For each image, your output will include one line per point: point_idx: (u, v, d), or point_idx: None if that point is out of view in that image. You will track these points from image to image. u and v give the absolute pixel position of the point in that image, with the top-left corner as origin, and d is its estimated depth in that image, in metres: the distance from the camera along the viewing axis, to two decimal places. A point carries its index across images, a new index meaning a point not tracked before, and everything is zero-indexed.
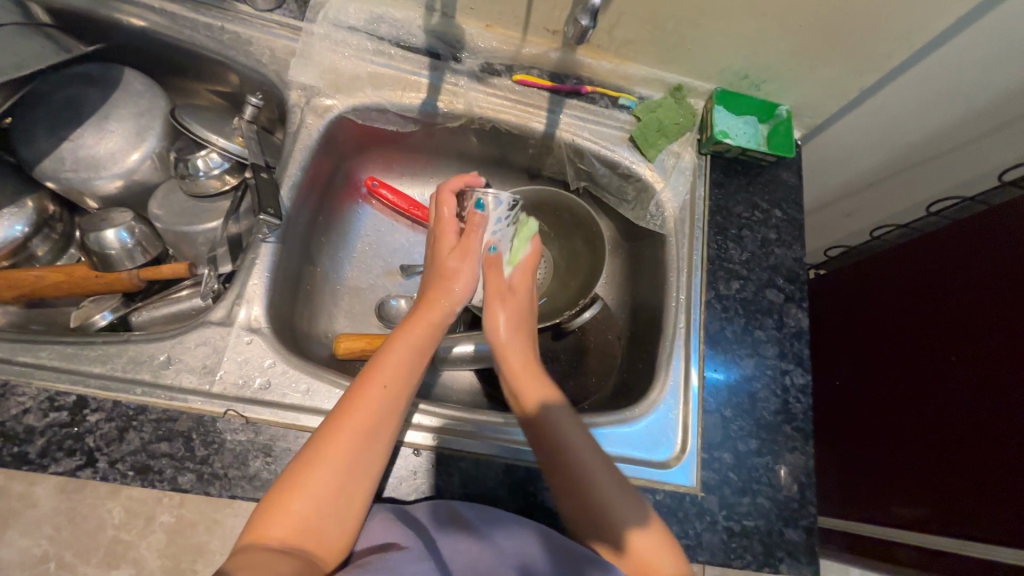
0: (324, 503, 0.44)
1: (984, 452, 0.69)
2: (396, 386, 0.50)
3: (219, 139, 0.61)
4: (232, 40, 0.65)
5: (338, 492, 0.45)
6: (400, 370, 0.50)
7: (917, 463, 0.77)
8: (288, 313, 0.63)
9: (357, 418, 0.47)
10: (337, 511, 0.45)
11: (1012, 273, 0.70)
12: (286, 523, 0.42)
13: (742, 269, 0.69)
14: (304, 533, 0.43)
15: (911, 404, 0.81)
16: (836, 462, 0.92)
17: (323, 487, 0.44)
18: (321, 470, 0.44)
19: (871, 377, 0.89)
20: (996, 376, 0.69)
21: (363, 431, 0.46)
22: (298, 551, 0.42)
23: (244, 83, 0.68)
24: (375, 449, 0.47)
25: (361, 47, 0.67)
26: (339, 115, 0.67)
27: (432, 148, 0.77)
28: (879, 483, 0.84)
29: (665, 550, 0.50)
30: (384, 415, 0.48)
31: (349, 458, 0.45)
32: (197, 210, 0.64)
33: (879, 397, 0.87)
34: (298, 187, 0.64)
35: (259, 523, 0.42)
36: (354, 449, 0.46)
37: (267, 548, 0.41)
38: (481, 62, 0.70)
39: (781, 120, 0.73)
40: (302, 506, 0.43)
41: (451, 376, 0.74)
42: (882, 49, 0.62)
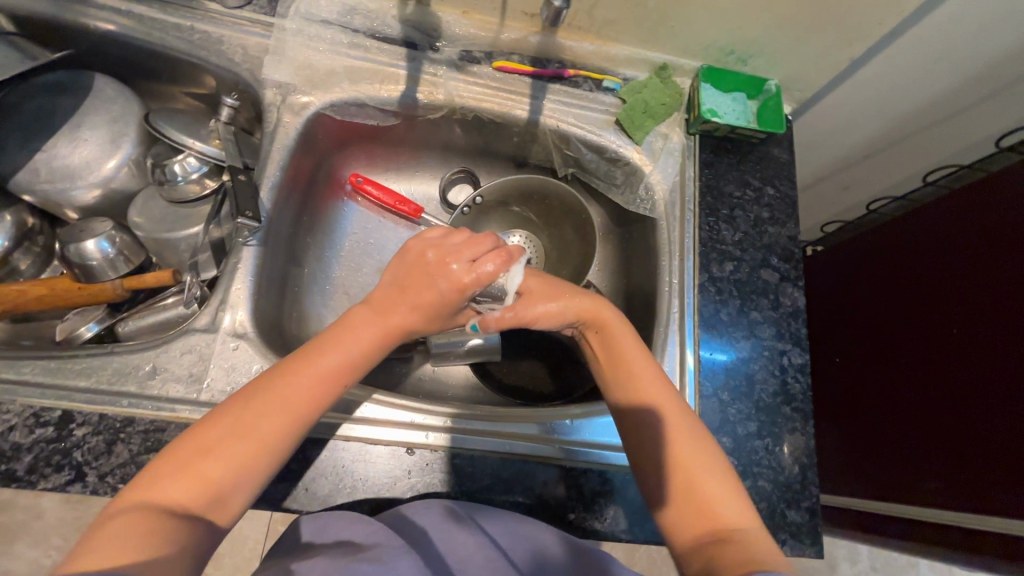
0: (237, 471, 0.42)
1: (990, 424, 0.68)
2: (335, 370, 0.47)
3: (196, 143, 0.61)
4: (203, 41, 0.63)
5: (249, 465, 0.42)
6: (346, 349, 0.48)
7: (923, 433, 0.77)
8: (275, 316, 0.63)
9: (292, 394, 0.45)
10: (240, 482, 0.42)
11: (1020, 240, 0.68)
12: (187, 483, 0.40)
13: (735, 250, 0.68)
14: (204, 496, 0.40)
15: (913, 375, 0.80)
16: (839, 441, 0.92)
17: (231, 452, 0.42)
18: (235, 436, 0.42)
19: (871, 353, 0.88)
20: (999, 348, 0.68)
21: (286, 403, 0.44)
22: (195, 514, 0.40)
23: (219, 84, 0.66)
24: (297, 433, 0.45)
25: (336, 40, 0.65)
26: (317, 112, 0.65)
27: (415, 141, 0.75)
28: (882, 461, 0.83)
29: (732, 502, 0.45)
30: (310, 394, 0.45)
31: (261, 433, 0.43)
32: (178, 216, 0.63)
33: (878, 374, 0.86)
34: (278, 189, 0.62)
35: (156, 480, 0.40)
36: (274, 422, 0.44)
37: (152, 512, 0.38)
38: (460, 50, 0.68)
39: (771, 95, 0.71)
40: (211, 469, 0.41)
41: (444, 371, 0.73)
42: (869, 17, 0.61)
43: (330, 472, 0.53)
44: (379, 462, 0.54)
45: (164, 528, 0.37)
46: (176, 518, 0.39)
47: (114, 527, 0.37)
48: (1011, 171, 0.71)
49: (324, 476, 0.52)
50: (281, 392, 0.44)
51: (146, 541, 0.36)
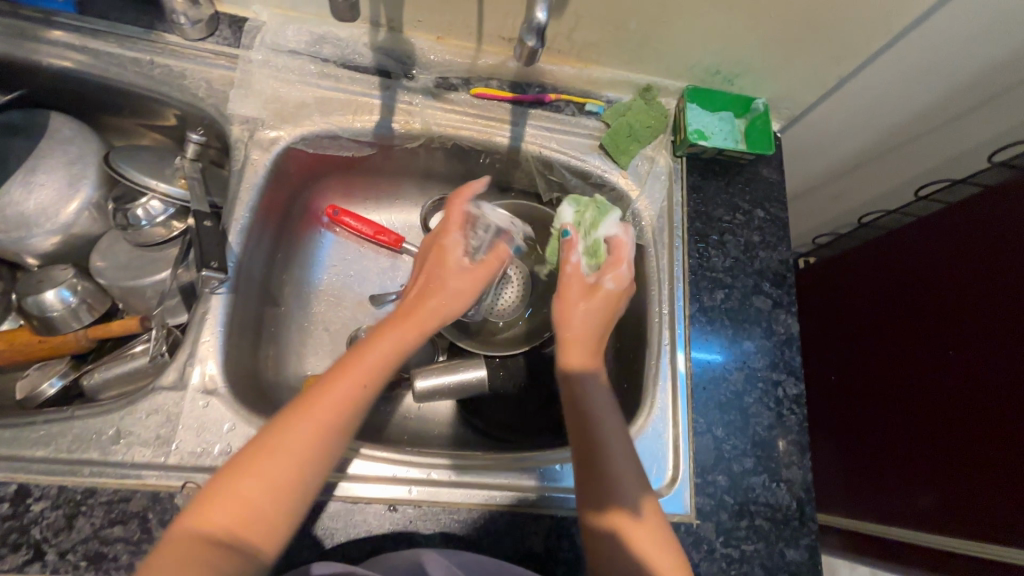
0: (277, 491, 0.39)
1: (987, 449, 0.67)
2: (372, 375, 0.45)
3: (159, 184, 0.58)
4: (165, 75, 0.60)
5: (293, 482, 0.40)
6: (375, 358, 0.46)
7: (920, 451, 0.75)
8: (249, 363, 0.60)
9: (325, 405, 0.43)
10: (285, 500, 0.40)
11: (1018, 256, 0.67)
12: (230, 508, 0.38)
13: (726, 277, 0.66)
14: (252, 514, 0.38)
15: (911, 392, 0.78)
16: (834, 458, 0.90)
17: (270, 472, 0.40)
18: (272, 454, 0.40)
19: (867, 370, 0.87)
20: (996, 372, 0.67)
21: (326, 413, 0.42)
22: (241, 536, 0.38)
23: (183, 119, 0.63)
24: (335, 445, 0.42)
25: (305, 71, 0.62)
26: (287, 147, 0.62)
27: (392, 169, 0.72)
28: (877, 481, 0.82)
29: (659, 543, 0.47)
30: (343, 406, 0.43)
31: (301, 447, 0.41)
32: (144, 260, 0.60)
33: (875, 391, 0.85)
34: (249, 231, 0.59)
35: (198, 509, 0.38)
36: (315, 432, 0.42)
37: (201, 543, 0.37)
38: (436, 77, 0.65)
39: (759, 114, 0.69)
40: (250, 491, 0.39)
41: (430, 408, 0.71)
42: (858, 37, 0.59)
43: (309, 535, 0.50)
44: (360, 521, 0.51)
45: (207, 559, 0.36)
46: (222, 544, 0.37)
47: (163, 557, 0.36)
48: (1006, 189, 0.70)
49: (302, 538, 0.50)
50: (317, 403, 0.43)
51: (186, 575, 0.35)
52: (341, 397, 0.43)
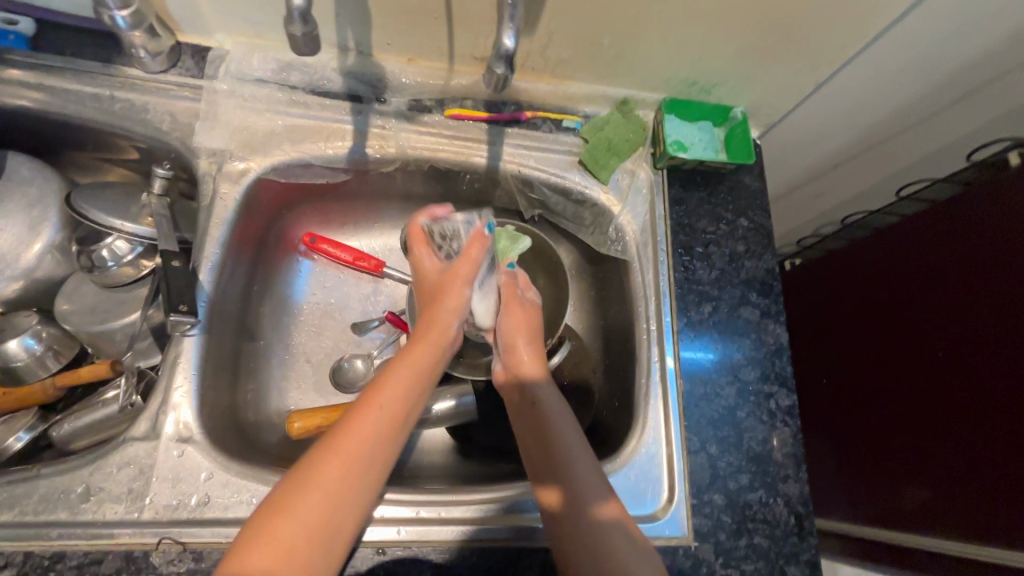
0: (314, 532, 0.38)
1: (986, 450, 0.66)
2: (398, 408, 0.45)
3: (124, 224, 0.55)
4: (126, 109, 0.57)
5: (332, 520, 0.39)
6: (401, 389, 0.46)
7: (919, 451, 0.74)
8: (227, 404, 0.58)
9: (359, 439, 0.42)
10: (325, 542, 0.39)
11: (1012, 251, 0.66)
12: (270, 557, 0.36)
13: (713, 289, 0.65)
14: (293, 558, 0.37)
15: (911, 391, 0.77)
16: (835, 463, 0.89)
17: (314, 509, 0.39)
18: (311, 493, 0.39)
19: (861, 371, 0.86)
20: (990, 371, 0.66)
21: (360, 448, 0.42)
22: None
23: (148, 154, 0.61)
24: (373, 478, 0.42)
25: (273, 99, 0.61)
26: (258, 178, 0.60)
27: (369, 194, 0.71)
28: (878, 485, 0.81)
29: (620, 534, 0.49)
30: (382, 440, 0.43)
31: (339, 482, 0.40)
32: (113, 301, 0.58)
33: (870, 392, 0.84)
34: (221, 268, 0.57)
35: (239, 556, 0.36)
36: (352, 467, 0.41)
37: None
38: (408, 100, 0.64)
39: (737, 122, 0.68)
40: (291, 530, 0.37)
41: (419, 437, 0.69)
42: (832, 43, 0.59)
43: None
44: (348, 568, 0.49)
45: None
46: None
47: None
48: (991, 186, 0.69)
49: None
50: (350, 437, 0.42)
51: None
52: (372, 429, 0.43)
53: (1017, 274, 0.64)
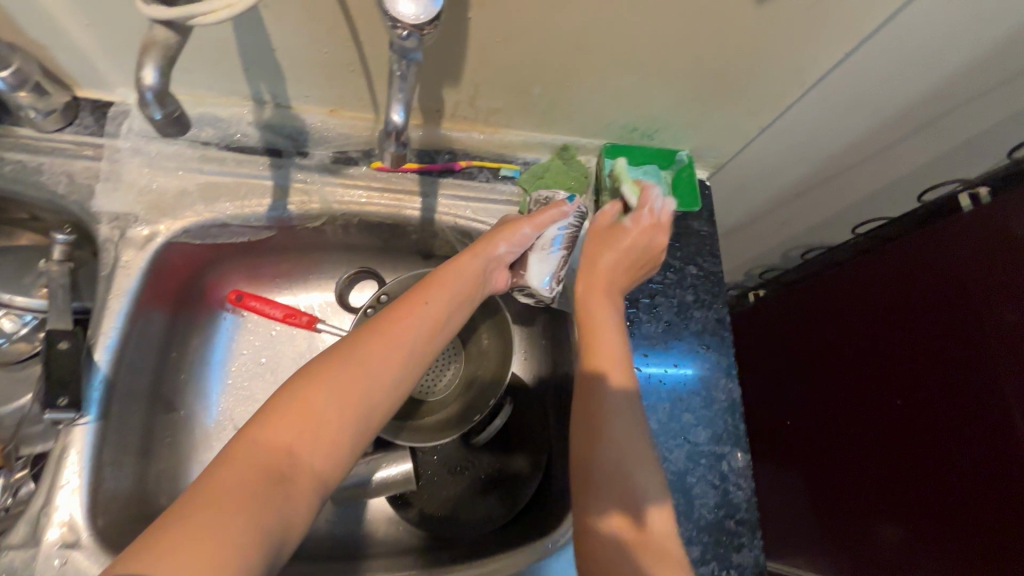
0: (346, 412, 0.40)
1: (976, 497, 0.64)
2: (432, 315, 0.47)
3: (16, 297, 0.52)
4: (16, 172, 0.53)
5: (363, 406, 0.41)
6: (444, 297, 0.49)
7: (907, 494, 0.73)
8: (134, 492, 0.53)
9: (399, 336, 0.44)
10: (354, 425, 0.40)
11: (981, 297, 0.64)
12: (294, 427, 0.38)
13: (660, 343, 0.62)
14: (313, 441, 0.38)
15: (890, 435, 0.75)
16: (823, 506, 0.87)
17: (348, 391, 0.40)
18: (349, 369, 0.41)
19: (838, 412, 0.85)
20: (972, 419, 0.65)
21: (394, 343, 0.44)
22: (296, 467, 0.37)
23: (47, 217, 0.56)
24: (407, 374, 0.44)
25: (183, 156, 0.57)
26: (167, 242, 0.56)
27: (299, 248, 0.66)
28: (865, 529, 0.80)
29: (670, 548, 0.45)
30: (423, 339, 0.46)
31: (372, 371, 0.42)
32: (4, 381, 0.53)
33: (849, 434, 0.82)
34: (122, 344, 0.52)
35: (271, 418, 0.38)
36: (389, 356, 0.43)
37: (263, 462, 0.37)
38: (333, 151, 0.60)
39: (682, 165, 0.66)
40: (322, 406, 0.39)
41: (356, 507, 0.65)
42: (770, 90, 0.57)
43: None
44: None
45: (273, 493, 0.36)
46: (278, 470, 0.37)
47: (230, 474, 0.36)
48: (954, 229, 0.68)
49: None
50: (389, 330, 0.44)
51: (252, 497, 0.35)
52: (409, 331, 0.45)
53: (989, 321, 0.63)
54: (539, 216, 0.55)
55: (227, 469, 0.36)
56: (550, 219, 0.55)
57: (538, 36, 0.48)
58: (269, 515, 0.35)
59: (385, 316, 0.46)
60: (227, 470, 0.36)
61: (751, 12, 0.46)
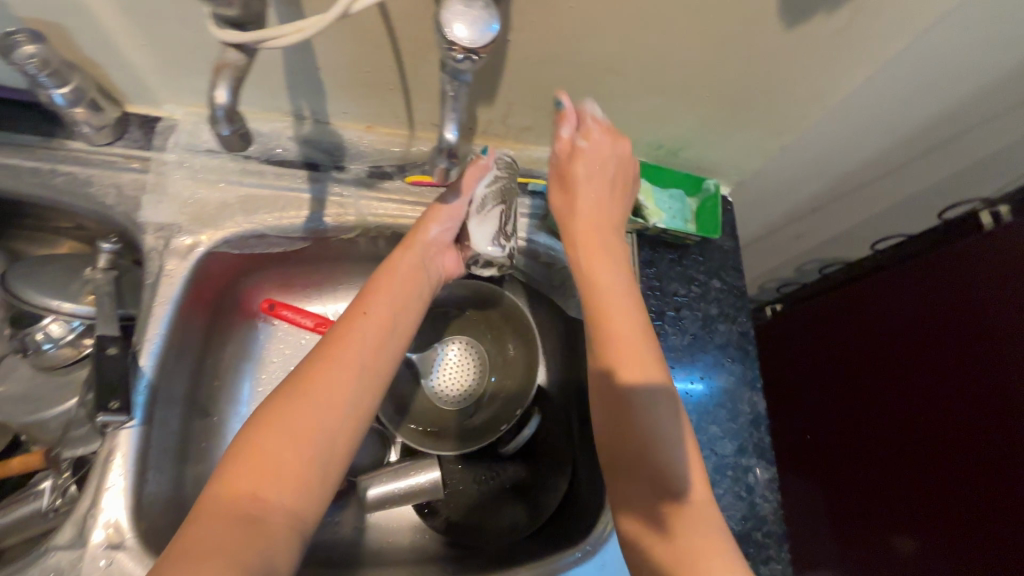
0: (297, 442, 0.43)
1: (989, 513, 0.65)
2: (374, 331, 0.50)
3: (63, 304, 0.53)
4: (67, 184, 0.55)
5: (315, 430, 0.44)
6: (381, 311, 0.52)
7: (919, 508, 0.74)
8: (172, 497, 0.54)
9: (337, 356, 0.47)
10: (311, 451, 0.43)
11: (999, 315, 0.65)
12: (254, 475, 0.41)
13: (686, 356, 0.63)
14: (272, 477, 0.41)
15: (903, 449, 0.76)
16: (835, 517, 0.89)
17: (296, 424, 0.43)
18: (295, 408, 0.44)
19: (853, 425, 0.85)
20: (988, 436, 0.65)
21: (336, 362, 0.47)
22: (262, 506, 0.40)
23: (93, 227, 0.58)
24: (357, 389, 0.47)
25: (225, 170, 0.59)
26: (209, 252, 0.57)
27: (330, 259, 0.68)
28: (876, 541, 0.81)
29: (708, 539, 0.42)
30: (365, 353, 0.49)
31: (318, 394, 0.45)
32: (51, 386, 0.55)
33: (865, 447, 0.83)
34: (165, 351, 0.54)
35: (228, 472, 0.41)
36: (331, 377, 0.46)
37: (233, 513, 0.39)
38: (368, 166, 0.62)
39: (709, 195, 0.67)
40: (272, 443, 0.42)
41: (383, 514, 0.66)
42: (796, 111, 0.59)
43: None
44: None
45: (246, 534, 0.38)
46: (247, 514, 0.39)
47: (203, 527, 0.38)
48: (972, 247, 0.69)
49: None
50: (328, 353, 0.47)
51: (227, 545, 0.37)
52: (349, 348, 0.48)
53: (1007, 339, 0.64)
54: (464, 187, 0.56)
55: (197, 529, 0.38)
56: (474, 186, 0.56)
57: (572, 58, 0.50)
58: (248, 558, 0.37)
59: (324, 343, 0.49)
60: (194, 527, 0.38)
61: (780, 37, 0.48)
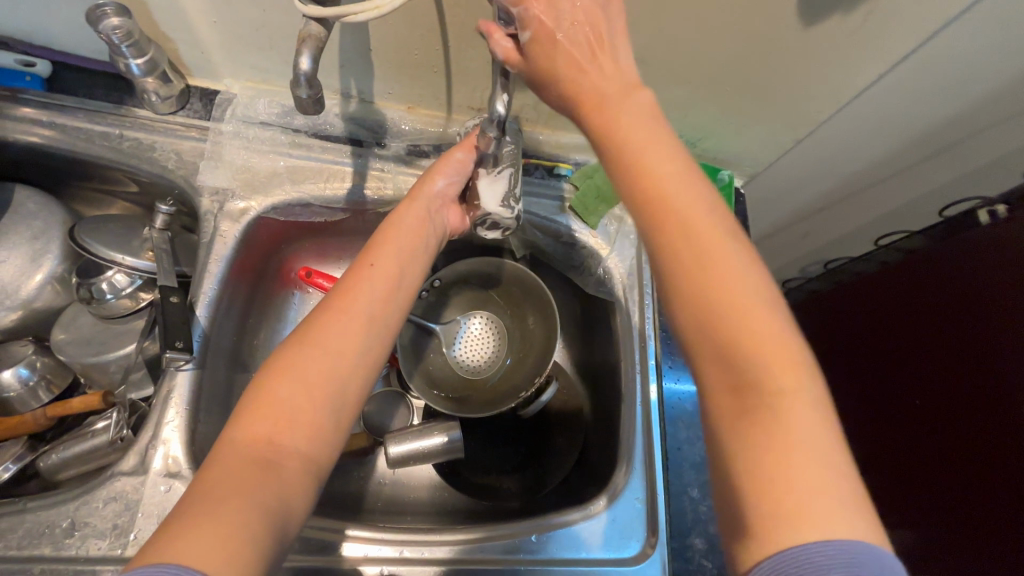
0: (312, 389, 0.41)
1: (970, 491, 0.69)
2: (383, 281, 0.49)
3: (126, 258, 0.57)
4: (134, 148, 0.60)
5: (328, 377, 0.42)
6: (391, 263, 0.50)
7: (913, 487, 0.78)
8: None
9: (347, 303, 0.46)
10: (327, 397, 0.42)
11: (984, 304, 0.70)
12: (272, 420, 0.39)
13: None
14: (287, 422, 0.39)
15: (902, 434, 0.80)
16: None
17: (310, 369, 0.42)
18: (311, 355, 0.42)
19: (855, 411, 0.90)
20: (973, 417, 0.70)
21: (346, 311, 0.45)
22: (276, 452, 0.38)
23: (153, 190, 0.63)
24: (368, 338, 0.45)
25: (276, 141, 0.63)
26: (258, 216, 0.62)
27: (366, 232, 0.72)
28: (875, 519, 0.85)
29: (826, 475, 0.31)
30: (375, 303, 0.47)
31: (332, 340, 0.44)
32: (108, 333, 0.59)
33: (866, 432, 0.87)
34: (217, 304, 0.58)
35: (245, 418, 0.39)
36: (344, 327, 0.45)
37: (249, 456, 0.37)
38: (406, 144, 0.66)
39: (724, 184, 0.74)
40: (286, 391, 0.41)
41: (405, 472, 0.70)
42: (808, 106, 0.63)
43: None
44: None
45: (260, 477, 0.36)
46: (263, 458, 0.37)
47: (217, 472, 0.36)
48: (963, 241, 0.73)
49: None
50: (338, 303, 0.46)
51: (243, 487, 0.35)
52: (359, 298, 0.47)
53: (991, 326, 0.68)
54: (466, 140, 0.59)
55: (210, 474, 0.36)
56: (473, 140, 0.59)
57: None
58: (269, 499, 0.35)
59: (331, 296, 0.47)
60: (213, 467, 0.36)
61: (797, 34, 0.52)
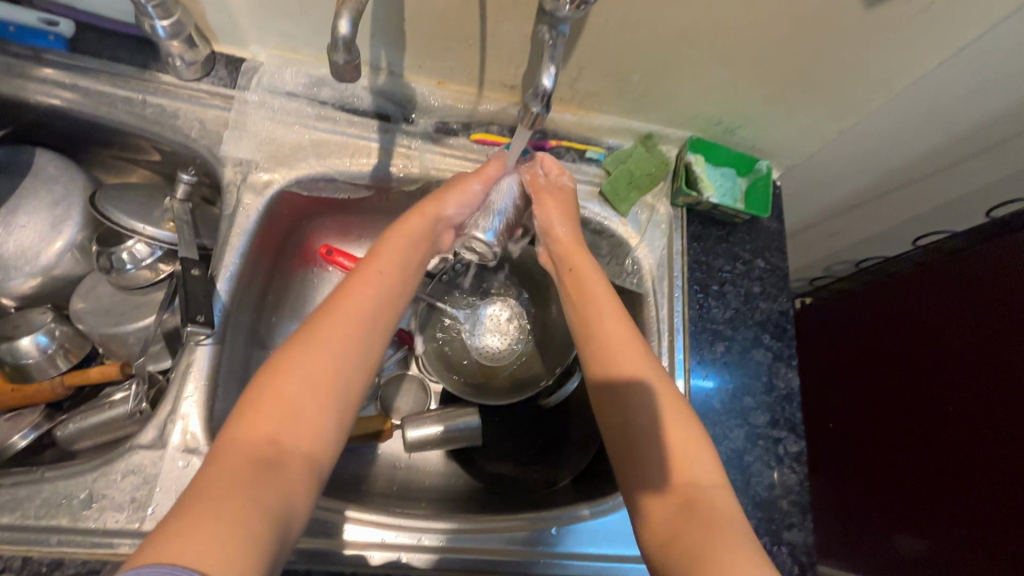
0: (316, 386, 0.40)
1: (994, 504, 0.68)
2: (385, 287, 0.48)
3: (146, 228, 0.55)
4: (157, 115, 0.58)
5: (332, 377, 0.41)
6: (393, 267, 0.50)
7: (930, 496, 0.77)
8: None
9: (352, 302, 0.45)
10: (328, 397, 0.41)
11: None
12: (276, 416, 0.38)
13: (726, 329, 0.65)
14: (290, 420, 0.39)
15: (920, 441, 0.79)
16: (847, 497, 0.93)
17: (315, 368, 0.41)
18: (313, 355, 0.41)
19: (874, 414, 0.88)
20: (1003, 431, 0.68)
21: (350, 313, 0.44)
22: (278, 453, 0.37)
23: (175, 158, 0.61)
24: (368, 341, 0.45)
25: (302, 113, 0.61)
26: (281, 190, 0.60)
27: (388, 210, 0.70)
28: (885, 522, 0.85)
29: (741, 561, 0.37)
30: (381, 303, 0.47)
31: (337, 340, 0.43)
32: (127, 304, 0.58)
33: (883, 435, 0.86)
34: (237, 279, 0.57)
35: (245, 416, 0.38)
36: (347, 327, 0.44)
37: (250, 456, 0.36)
38: (435, 121, 0.64)
39: (761, 175, 0.69)
40: (289, 389, 0.40)
41: (421, 456, 0.69)
42: (859, 94, 0.60)
43: None
44: None
45: (261, 478, 0.35)
46: (265, 459, 0.36)
47: (217, 472, 0.35)
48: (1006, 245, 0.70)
49: None
50: (342, 304, 0.45)
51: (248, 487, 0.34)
52: (362, 300, 0.46)
53: None
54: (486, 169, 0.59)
55: (208, 477, 0.34)
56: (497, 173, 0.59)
57: (650, 24, 0.52)
58: (273, 501, 0.34)
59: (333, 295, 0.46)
60: (209, 469, 0.35)
61: (859, 15, 0.49)
